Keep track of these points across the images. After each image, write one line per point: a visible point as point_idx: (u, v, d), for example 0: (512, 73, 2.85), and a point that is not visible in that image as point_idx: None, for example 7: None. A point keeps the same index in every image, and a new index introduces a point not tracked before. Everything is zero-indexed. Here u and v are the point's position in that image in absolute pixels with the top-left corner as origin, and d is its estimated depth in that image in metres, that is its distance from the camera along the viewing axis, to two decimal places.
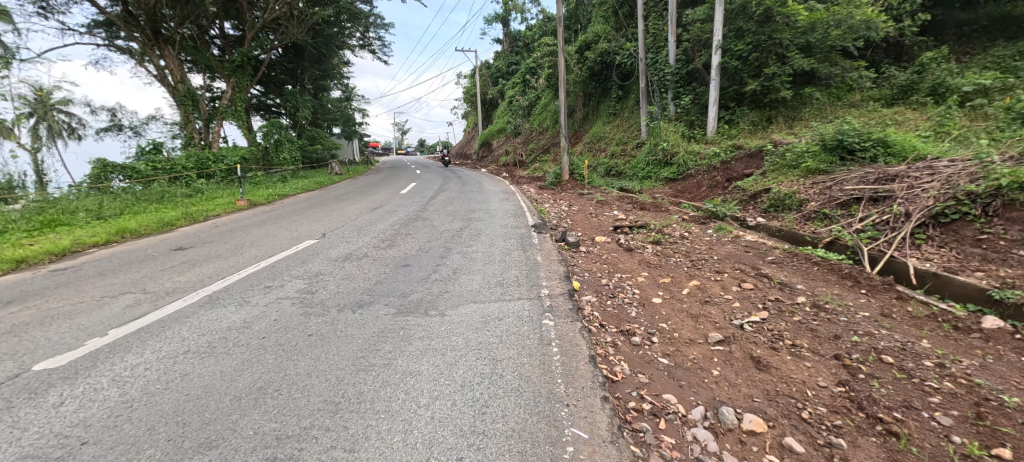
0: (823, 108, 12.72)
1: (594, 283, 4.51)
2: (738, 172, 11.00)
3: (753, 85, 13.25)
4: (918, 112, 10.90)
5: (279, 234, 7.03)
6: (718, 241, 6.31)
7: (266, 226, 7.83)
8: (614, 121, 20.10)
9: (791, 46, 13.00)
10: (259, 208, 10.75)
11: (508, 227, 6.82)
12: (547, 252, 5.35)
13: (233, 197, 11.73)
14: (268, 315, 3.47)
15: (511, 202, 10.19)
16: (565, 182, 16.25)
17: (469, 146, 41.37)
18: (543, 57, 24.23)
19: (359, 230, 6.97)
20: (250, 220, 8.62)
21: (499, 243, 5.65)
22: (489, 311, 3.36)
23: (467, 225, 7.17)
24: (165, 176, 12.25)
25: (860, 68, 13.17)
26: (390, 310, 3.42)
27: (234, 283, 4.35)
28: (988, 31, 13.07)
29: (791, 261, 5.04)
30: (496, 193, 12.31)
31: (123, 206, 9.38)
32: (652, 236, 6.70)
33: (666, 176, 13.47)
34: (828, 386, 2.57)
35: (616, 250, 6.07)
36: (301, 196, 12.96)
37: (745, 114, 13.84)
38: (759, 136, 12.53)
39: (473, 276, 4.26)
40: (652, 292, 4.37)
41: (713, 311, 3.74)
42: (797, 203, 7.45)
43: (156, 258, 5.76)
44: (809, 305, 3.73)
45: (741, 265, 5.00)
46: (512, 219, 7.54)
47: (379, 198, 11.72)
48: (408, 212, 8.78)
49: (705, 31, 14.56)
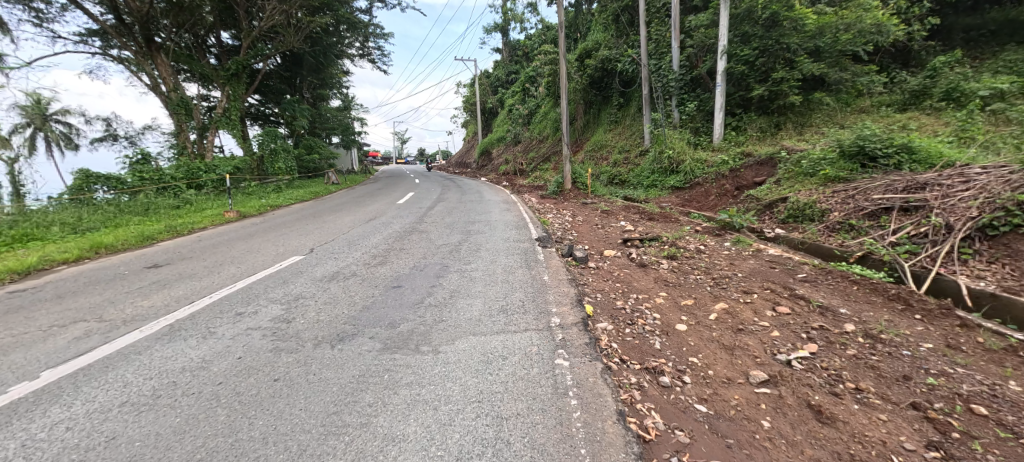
0: (832, 115, 12.32)
1: (609, 309, 3.99)
2: (748, 180, 10.61)
3: (761, 90, 12.77)
4: (935, 117, 10.48)
5: (265, 249, 6.59)
6: (738, 255, 5.83)
7: (251, 240, 7.34)
8: (616, 129, 19.79)
9: (800, 51, 12.51)
10: (249, 219, 10.30)
11: (510, 240, 6.33)
12: (554, 269, 4.84)
13: (222, 209, 11.24)
14: (232, 351, 2.97)
15: (513, 212, 9.74)
16: (568, 191, 15.81)
17: (469, 155, 41.03)
18: (542, 65, 23.90)
19: (350, 245, 6.47)
20: (236, 234, 8.14)
21: (501, 259, 5.16)
22: (491, 347, 2.84)
23: (466, 238, 6.69)
24: (153, 186, 11.80)
25: (871, 72, 12.80)
26: (375, 346, 2.90)
27: (201, 309, 3.84)
28: (997, 36, 12.77)
29: (825, 279, 4.53)
30: (496, 202, 11.88)
31: (104, 219, 8.93)
32: (666, 249, 6.23)
33: (672, 185, 13.00)
34: (916, 450, 2.07)
35: (628, 266, 5.59)
36: (294, 207, 12.51)
37: (753, 120, 13.42)
38: (769, 143, 12.09)
39: (472, 300, 3.75)
40: (675, 318, 3.87)
41: (750, 343, 3.23)
42: (820, 213, 6.96)
43: (125, 278, 5.27)
44: (862, 336, 3.22)
45: (770, 284, 4.49)
46: (514, 231, 7.06)
47: (375, 209, 11.27)
48: (404, 224, 8.33)
49: (709, 36, 14.25)
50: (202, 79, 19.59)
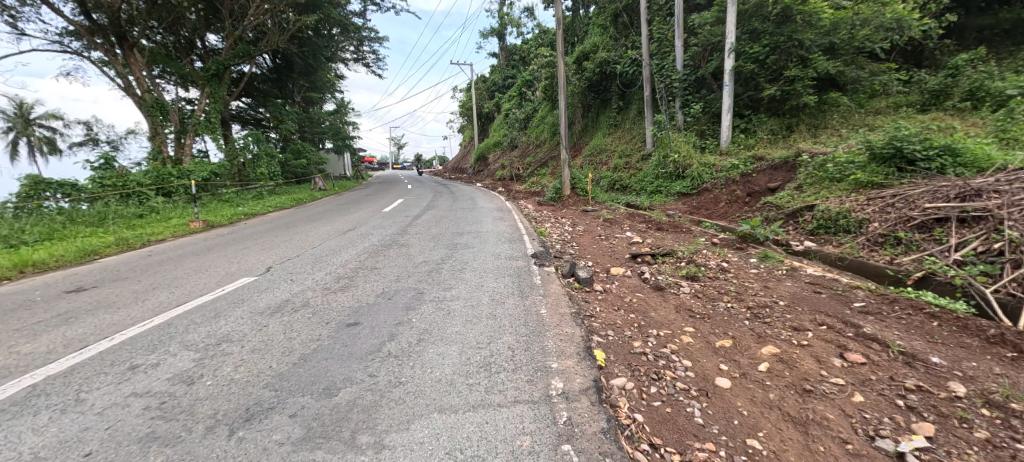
0: (848, 116, 11.51)
1: (625, 355, 3.06)
2: (761, 185, 9.82)
3: (773, 90, 11.95)
4: (961, 118, 9.65)
5: (214, 268, 5.65)
6: (770, 275, 4.94)
7: (204, 256, 6.40)
8: (615, 133, 19.00)
9: (813, 48, 11.70)
10: (216, 230, 9.36)
11: (501, 257, 5.42)
12: (554, 298, 3.91)
13: (187, 218, 10.28)
14: (85, 440, 2.07)
15: (507, 222, 8.82)
16: (566, 197, 14.92)
17: (465, 160, 40.17)
18: (538, 68, 23.15)
19: (314, 263, 5.54)
20: (192, 247, 7.21)
21: (489, 283, 4.25)
22: (464, 439, 1.95)
23: (450, 254, 5.77)
24: (115, 193, 10.86)
25: (888, 71, 12.00)
26: (297, 433, 2.01)
27: (87, 360, 2.93)
28: (1011, 36, 11.93)
29: (892, 310, 3.65)
30: (490, 210, 11.01)
31: (47, 231, 7.99)
32: (684, 268, 5.34)
33: (678, 191, 12.12)
34: None
35: (641, 289, 4.70)
36: (271, 216, 11.59)
37: (763, 122, 12.57)
38: (782, 146, 11.26)
39: (447, 348, 2.82)
40: (712, 368, 2.96)
41: (828, 416, 2.34)
42: (856, 224, 6.10)
43: (29, 307, 4.32)
44: (983, 404, 2.36)
45: (824, 317, 3.59)
46: (507, 245, 6.17)
47: (357, 217, 10.35)
48: (384, 235, 7.42)
49: (715, 34, 13.47)
50: (181, 80, 18.65)
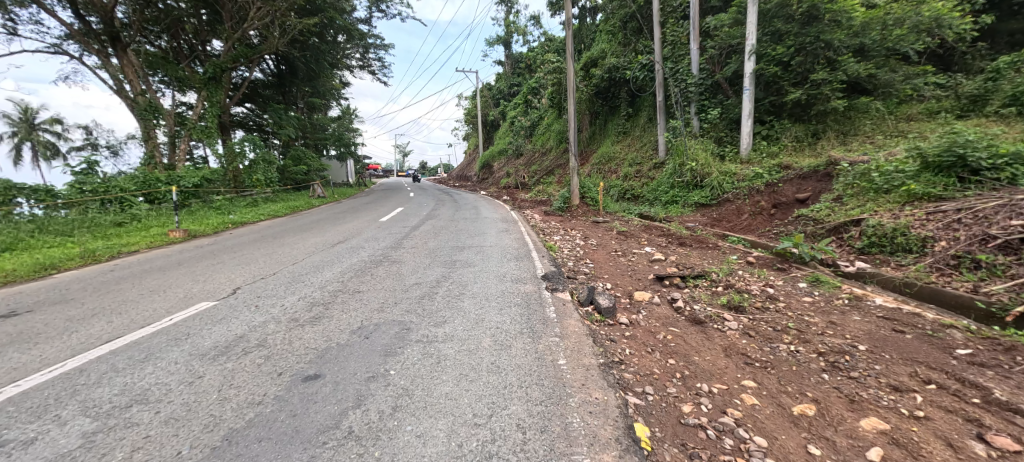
0: (880, 122, 10.65)
1: (675, 429, 2.26)
2: (789, 196, 9.00)
3: (798, 93, 11.11)
4: (1011, 125, 8.76)
5: (174, 288, 4.87)
6: (830, 305, 4.11)
7: (172, 273, 5.69)
8: (624, 140, 18.24)
9: (842, 49, 10.87)
10: (197, 240, 8.66)
11: (507, 279, 4.64)
12: (573, 338, 3.11)
13: (167, 227, 9.56)
14: None
15: (513, 235, 8.05)
16: (575, 207, 14.10)
17: (470, 168, 39.54)
18: (545, 75, 22.53)
19: (290, 283, 4.80)
20: (162, 261, 6.51)
21: (492, 316, 3.47)
22: None
23: (449, 274, 4.99)
24: (94, 201, 10.18)
25: (925, 74, 11.12)
26: None
27: None
28: None
29: (1015, 362, 2.84)
30: (494, 221, 10.23)
31: (9, 241, 7.28)
32: (722, 294, 4.52)
33: (696, 201, 11.28)
34: None
35: (676, 323, 3.90)
36: (261, 225, 10.89)
37: (787, 128, 11.71)
38: (810, 154, 10.41)
39: (435, 427, 2.05)
40: (800, 450, 2.15)
41: None
42: (918, 242, 5.25)
43: None
44: None
45: (927, 372, 2.79)
46: (513, 264, 5.38)
47: (351, 228, 9.61)
48: (375, 249, 6.67)
49: (734, 36, 12.70)
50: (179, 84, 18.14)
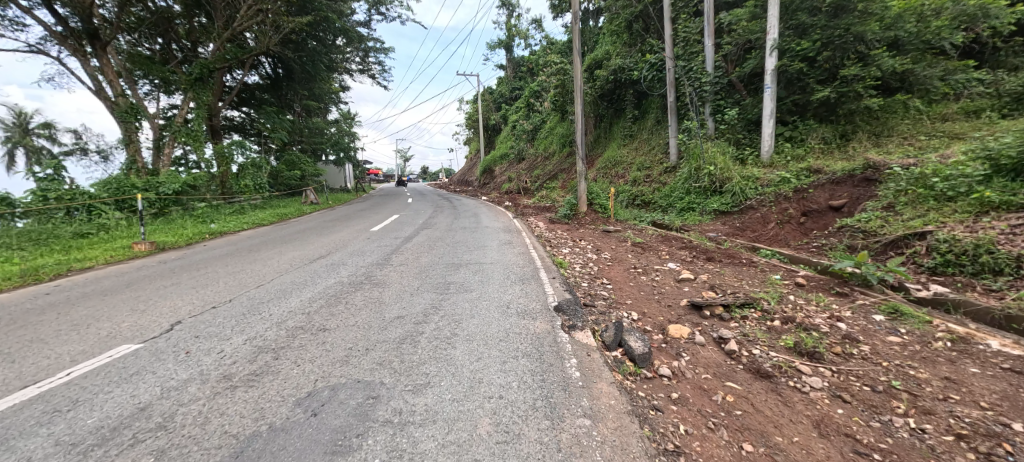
0: (917, 123, 9.74)
1: None
2: (822, 203, 8.08)
3: (826, 91, 10.18)
4: None
5: (100, 323, 3.95)
6: (929, 350, 3.20)
7: (110, 299, 4.79)
8: (632, 143, 17.34)
9: (875, 43, 9.95)
10: (164, 254, 7.76)
11: (513, 311, 3.73)
12: (607, 419, 2.22)
13: (133, 239, 8.63)
14: None
15: (516, 248, 7.14)
16: (582, 214, 13.18)
17: (470, 173, 38.62)
18: (547, 78, 21.69)
19: (242, 316, 3.90)
20: (110, 282, 5.62)
21: (494, 377, 2.55)
22: None
23: (440, 302, 4.08)
24: (58, 210, 9.30)
25: (965, 69, 10.20)
26: None
27: None
28: None
29: None
30: (495, 231, 9.35)
31: None
32: (782, 330, 3.59)
33: (715, 208, 10.35)
34: None
35: (734, 375, 2.99)
36: (242, 235, 10.00)
37: (813, 129, 10.75)
38: (841, 157, 9.47)
39: None
40: None
41: None
42: (1010, 262, 4.34)
43: None
44: None
45: None
46: (519, 288, 4.48)
47: (337, 239, 8.71)
48: (358, 267, 5.77)
49: (753, 30, 11.78)
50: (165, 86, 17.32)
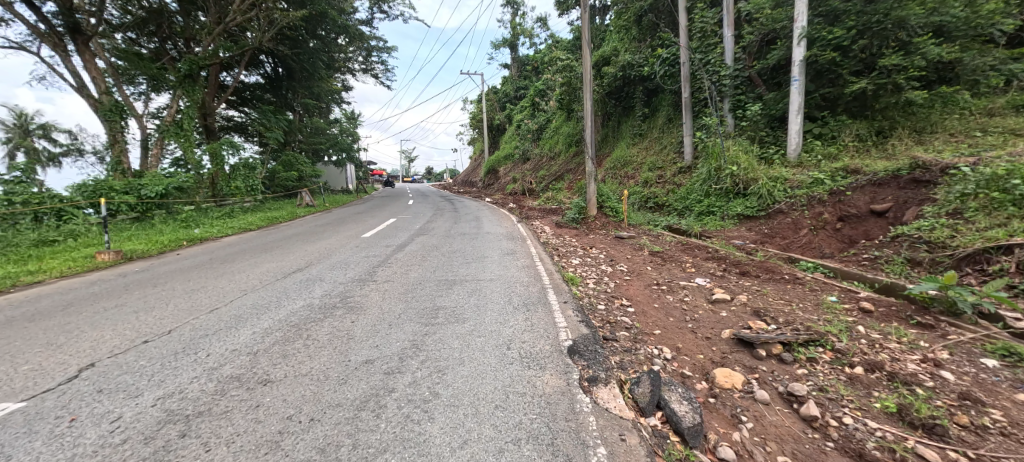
0: (965, 118, 8.79)
1: None
2: (862, 207, 7.15)
3: (862, 83, 9.22)
4: None
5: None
6: None
7: (31, 326, 3.96)
8: (642, 142, 16.45)
9: (918, 30, 8.97)
10: (130, 265, 6.97)
11: (515, 354, 2.88)
12: None
13: (99, 248, 7.84)
14: None
15: (521, 259, 6.30)
16: (592, 218, 12.31)
17: (474, 174, 37.79)
18: (553, 75, 20.82)
19: (170, 357, 3.06)
20: (46, 302, 4.80)
21: None
22: None
23: (425, 337, 3.24)
24: (23, 217, 8.56)
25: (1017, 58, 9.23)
26: None
27: None
28: None
29: None
30: (497, 238, 8.50)
31: None
32: (871, 384, 2.71)
33: (739, 212, 9.43)
34: None
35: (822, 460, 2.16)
36: (223, 241, 9.23)
37: (845, 125, 9.81)
38: (881, 155, 8.54)
39: None
40: None
41: None
42: None
43: None
44: None
45: None
46: (523, 317, 3.62)
47: (323, 247, 7.88)
48: (334, 285, 4.92)
49: (777, 19, 10.82)
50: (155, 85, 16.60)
